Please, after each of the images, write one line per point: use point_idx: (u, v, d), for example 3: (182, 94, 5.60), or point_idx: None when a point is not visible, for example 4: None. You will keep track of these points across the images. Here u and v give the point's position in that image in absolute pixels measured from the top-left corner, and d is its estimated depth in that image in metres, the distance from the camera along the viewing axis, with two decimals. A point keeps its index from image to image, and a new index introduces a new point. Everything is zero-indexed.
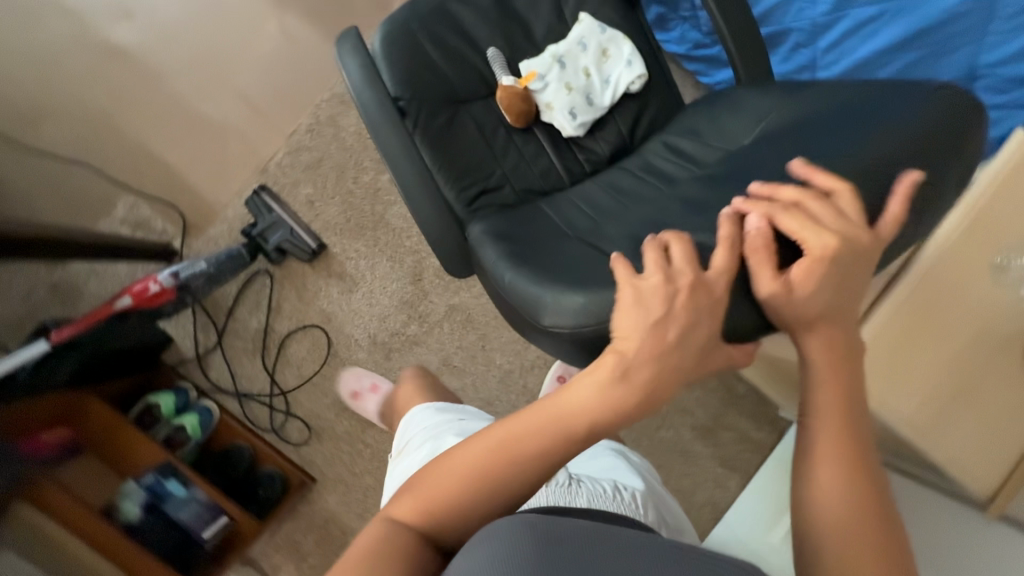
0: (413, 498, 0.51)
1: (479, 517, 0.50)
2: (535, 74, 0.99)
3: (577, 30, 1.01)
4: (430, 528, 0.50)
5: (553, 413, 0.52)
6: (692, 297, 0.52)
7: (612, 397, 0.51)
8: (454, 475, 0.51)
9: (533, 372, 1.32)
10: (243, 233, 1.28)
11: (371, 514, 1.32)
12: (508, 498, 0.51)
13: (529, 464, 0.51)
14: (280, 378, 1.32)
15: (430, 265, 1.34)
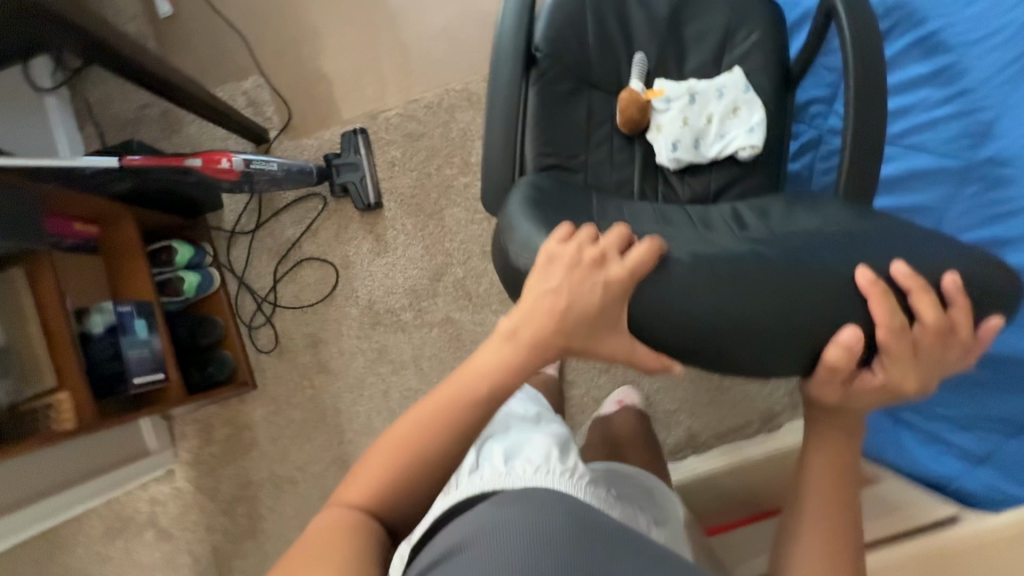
0: (361, 480, 0.58)
1: (415, 490, 0.58)
2: (664, 94, 0.98)
3: (724, 77, 0.99)
4: (378, 503, 0.57)
5: (472, 383, 0.59)
6: (585, 275, 0.58)
7: (509, 355, 0.59)
8: (394, 451, 0.58)
9: None
10: (325, 156, 1.40)
11: (281, 442, 1.42)
12: (438, 468, 0.58)
13: (447, 431, 0.58)
14: (280, 289, 1.42)
15: (453, 273, 1.39)
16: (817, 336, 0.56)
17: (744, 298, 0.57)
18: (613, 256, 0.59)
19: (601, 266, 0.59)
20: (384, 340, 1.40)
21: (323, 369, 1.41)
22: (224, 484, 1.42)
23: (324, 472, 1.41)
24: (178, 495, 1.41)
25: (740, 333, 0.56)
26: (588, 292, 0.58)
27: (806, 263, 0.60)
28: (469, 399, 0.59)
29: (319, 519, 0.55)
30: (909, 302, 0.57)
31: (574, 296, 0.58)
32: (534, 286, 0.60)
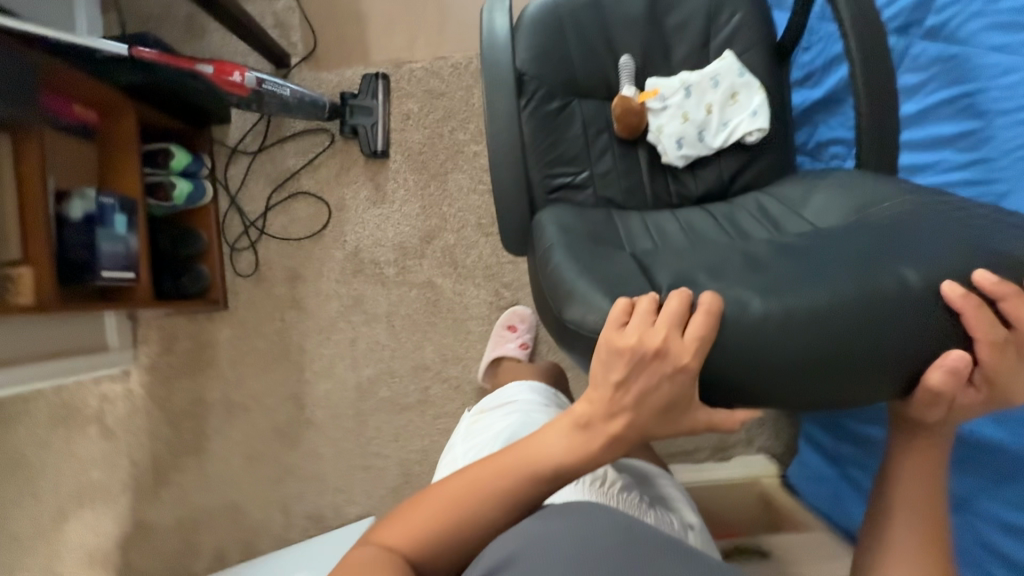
0: (400, 529, 0.57)
1: (459, 545, 0.57)
2: (659, 93, 0.95)
3: (715, 64, 0.96)
4: (417, 558, 0.56)
5: (530, 455, 0.59)
6: (651, 368, 0.54)
7: (575, 444, 0.58)
8: (440, 505, 0.58)
9: (440, 384, 1.38)
10: (341, 94, 1.37)
11: (240, 368, 1.42)
12: (488, 531, 0.58)
13: (495, 501, 0.58)
14: (270, 217, 1.40)
15: (443, 238, 1.38)
16: (917, 363, 0.56)
17: (831, 337, 0.56)
18: (680, 338, 0.55)
19: (667, 355, 0.54)
20: (362, 290, 1.39)
21: (297, 305, 1.40)
22: (177, 396, 1.42)
23: (277, 406, 1.41)
24: (130, 397, 1.42)
25: (834, 374, 0.56)
26: (664, 387, 0.55)
27: (878, 287, 0.57)
28: (527, 470, 0.58)
29: (349, 556, 0.56)
30: (1002, 312, 0.55)
31: (645, 390, 0.55)
32: (598, 378, 0.57)
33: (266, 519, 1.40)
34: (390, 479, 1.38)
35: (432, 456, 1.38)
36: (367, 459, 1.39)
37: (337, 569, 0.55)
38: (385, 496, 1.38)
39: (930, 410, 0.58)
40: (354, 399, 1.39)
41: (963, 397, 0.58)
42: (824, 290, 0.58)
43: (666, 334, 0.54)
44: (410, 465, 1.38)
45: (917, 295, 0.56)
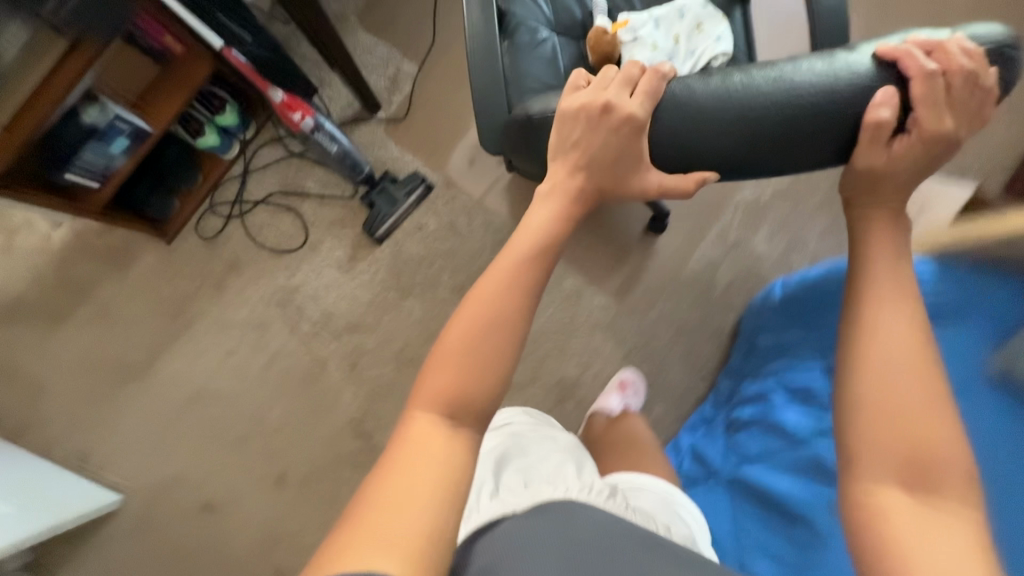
0: (443, 378, 0.58)
1: (487, 377, 0.59)
2: (629, 25, 1.08)
3: (680, 1, 1.13)
4: (455, 403, 0.57)
5: (533, 239, 0.65)
6: (614, 121, 0.66)
7: (564, 210, 0.68)
8: (479, 316, 0.60)
9: (261, 441, 1.41)
10: (385, 171, 1.42)
11: (137, 293, 1.45)
12: (505, 331, 0.60)
13: (511, 292, 0.62)
14: (257, 208, 1.45)
15: (362, 336, 1.41)
16: (851, 116, 0.63)
17: (763, 104, 0.64)
18: (632, 96, 0.66)
19: (615, 109, 0.66)
20: (271, 321, 1.43)
21: (217, 287, 1.45)
22: (79, 270, 1.47)
23: (138, 345, 1.45)
24: (43, 242, 1.47)
25: (775, 145, 0.65)
26: (614, 141, 0.66)
27: (817, 59, 0.65)
28: (531, 249, 0.65)
29: (404, 432, 0.55)
30: (934, 59, 0.62)
31: (589, 141, 0.67)
32: (558, 150, 0.69)
33: (52, 415, 1.43)
34: (161, 478, 1.41)
35: (204, 491, 1.41)
36: (160, 445, 1.42)
37: (387, 456, 0.54)
38: (146, 488, 1.41)
39: (872, 164, 0.64)
40: (195, 394, 1.44)
41: (896, 146, 0.63)
42: (763, 72, 0.65)
43: (624, 97, 0.66)
44: (185, 479, 1.41)
45: (863, 63, 0.63)
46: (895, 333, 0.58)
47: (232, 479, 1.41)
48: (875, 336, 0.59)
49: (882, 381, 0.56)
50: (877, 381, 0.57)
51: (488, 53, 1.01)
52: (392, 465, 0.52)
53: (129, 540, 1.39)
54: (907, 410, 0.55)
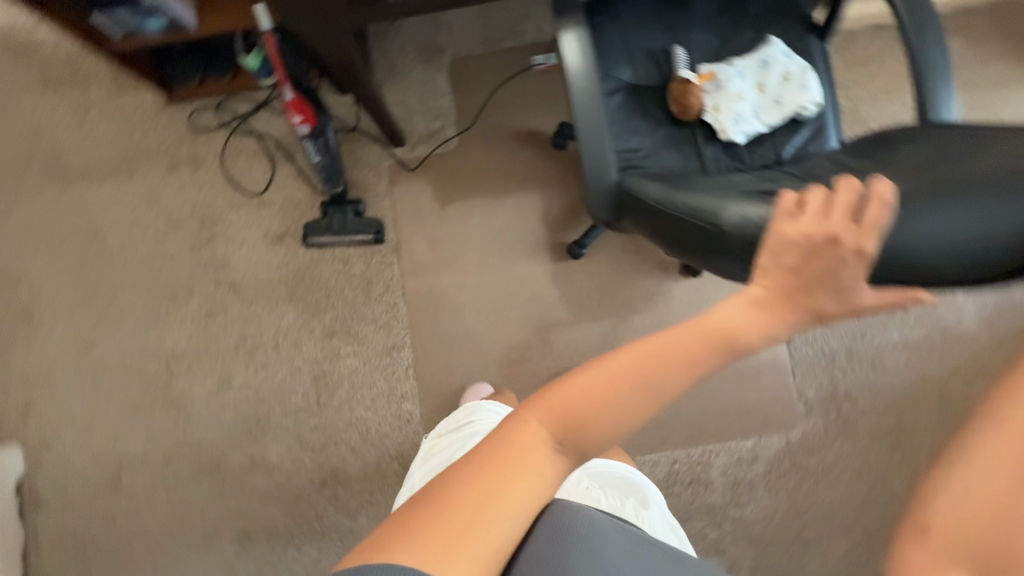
0: (545, 408, 0.49)
1: (609, 423, 0.48)
2: (712, 76, 0.94)
3: (763, 48, 0.95)
4: (562, 431, 0.48)
5: (719, 327, 0.50)
6: (841, 265, 0.49)
7: (781, 319, 0.51)
8: (617, 374, 0.49)
9: (101, 307, 1.48)
10: (356, 199, 1.44)
11: (115, 120, 1.52)
12: (654, 400, 0.49)
13: (676, 368, 0.49)
14: (250, 138, 1.49)
15: (234, 300, 1.46)
16: None
17: (1000, 241, 0.57)
18: (854, 228, 0.50)
19: (844, 243, 0.49)
20: (184, 229, 1.48)
21: (173, 166, 1.50)
22: (93, 66, 1.53)
23: (84, 157, 1.52)
24: None
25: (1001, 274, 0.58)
26: (848, 276, 0.49)
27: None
28: (716, 339, 0.50)
29: (507, 433, 0.48)
30: None
31: (822, 276, 0.49)
32: (768, 266, 0.51)
33: None
34: (12, 264, 1.49)
35: (29, 303, 1.48)
36: (30, 241, 1.50)
37: (480, 448, 0.48)
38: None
39: None
40: (85, 227, 1.50)
41: None
42: (986, 196, 0.58)
43: (842, 220, 0.50)
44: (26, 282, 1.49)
45: None
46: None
47: (55, 313, 1.48)
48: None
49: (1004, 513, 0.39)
50: (980, 493, 0.40)
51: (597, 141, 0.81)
52: (489, 469, 0.46)
53: None
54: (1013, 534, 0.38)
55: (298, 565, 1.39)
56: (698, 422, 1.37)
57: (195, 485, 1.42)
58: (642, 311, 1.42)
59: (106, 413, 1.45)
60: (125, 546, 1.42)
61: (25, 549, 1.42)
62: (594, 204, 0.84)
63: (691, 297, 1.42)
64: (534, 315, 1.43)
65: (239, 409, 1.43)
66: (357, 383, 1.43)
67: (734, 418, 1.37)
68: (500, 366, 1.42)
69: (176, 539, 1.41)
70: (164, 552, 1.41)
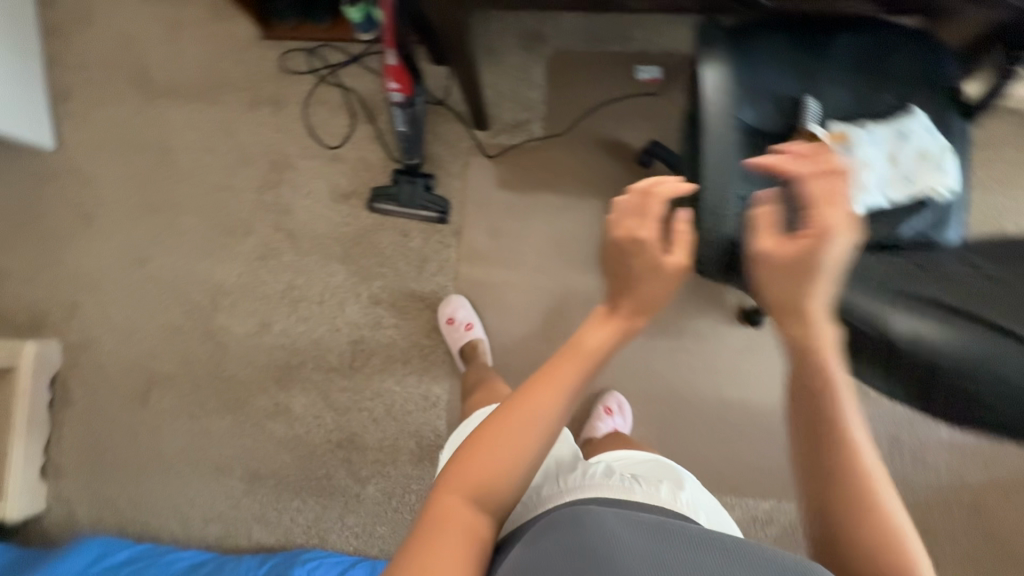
0: (458, 476, 0.54)
1: (518, 471, 0.55)
2: (845, 138, 0.88)
3: (903, 118, 0.88)
4: (480, 492, 0.54)
5: (572, 361, 0.59)
6: (644, 264, 0.60)
7: (614, 326, 0.61)
8: (519, 421, 0.56)
9: (158, 227, 1.48)
10: (428, 174, 1.42)
11: (205, 43, 1.49)
12: (547, 435, 0.57)
13: (547, 403, 0.57)
14: (336, 90, 1.46)
15: (288, 249, 1.46)
16: None
17: None
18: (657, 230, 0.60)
19: (643, 245, 0.60)
20: (254, 168, 1.48)
21: (254, 103, 1.48)
22: None
23: (168, 74, 1.50)
24: None
25: None
26: (659, 269, 0.59)
27: None
28: (577, 372, 0.59)
29: (433, 518, 0.52)
30: None
31: (637, 276, 0.60)
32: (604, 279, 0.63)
33: (77, 44, 1.52)
34: (83, 166, 1.50)
35: (92, 208, 1.49)
36: (102, 148, 1.50)
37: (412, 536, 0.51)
38: (66, 163, 1.50)
39: None
40: (158, 145, 1.49)
41: None
42: None
43: (636, 226, 0.60)
44: (91, 187, 1.50)
45: None
46: (870, 469, 0.49)
47: (113, 224, 1.49)
48: (863, 503, 0.48)
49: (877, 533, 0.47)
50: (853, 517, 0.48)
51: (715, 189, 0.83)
52: (431, 545, 0.49)
53: (23, 181, 1.51)
54: (875, 556, 0.47)
55: (299, 519, 1.42)
56: (721, 473, 1.34)
57: (217, 419, 1.45)
58: (689, 349, 1.39)
59: (145, 331, 1.47)
60: (141, 461, 1.46)
61: (48, 444, 1.47)
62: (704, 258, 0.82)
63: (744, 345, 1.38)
64: (580, 329, 1.40)
65: (273, 356, 1.45)
66: (392, 357, 1.43)
67: (757, 475, 1.34)
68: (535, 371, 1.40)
69: (189, 467, 1.45)
70: (177, 476, 1.45)
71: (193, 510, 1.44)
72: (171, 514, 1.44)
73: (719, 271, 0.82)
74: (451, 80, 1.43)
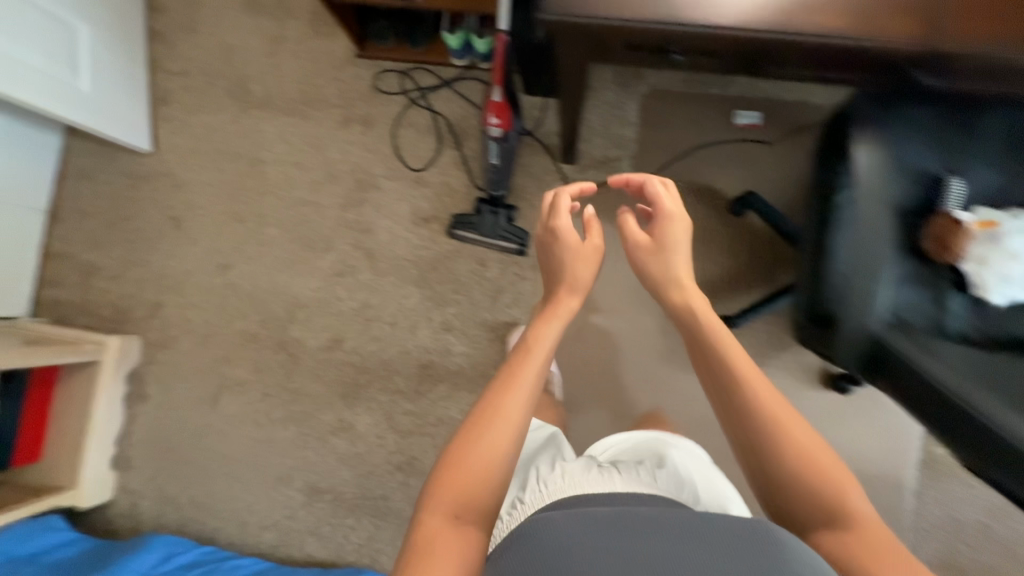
0: (442, 491, 0.62)
1: (491, 470, 0.63)
2: (998, 225, 0.83)
3: None
4: (463, 505, 0.61)
5: (524, 358, 0.71)
6: (574, 268, 0.80)
7: (559, 315, 0.76)
8: (487, 416, 0.66)
9: (244, 235, 1.52)
10: (511, 205, 1.40)
11: (304, 60, 1.52)
12: (513, 427, 0.66)
13: (510, 402, 0.66)
14: (425, 114, 1.46)
15: (365, 268, 1.47)
16: None
17: None
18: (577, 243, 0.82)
19: (569, 251, 0.81)
20: (338, 185, 1.50)
21: (345, 121, 1.50)
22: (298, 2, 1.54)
23: (265, 87, 1.54)
24: None
25: None
26: (584, 266, 0.81)
27: None
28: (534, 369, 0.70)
29: (426, 540, 0.59)
30: None
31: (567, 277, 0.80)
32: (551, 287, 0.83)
33: (180, 50, 1.58)
34: (175, 170, 1.57)
35: (184, 211, 1.55)
36: (198, 155, 1.56)
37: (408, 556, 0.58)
38: (164, 167, 1.57)
39: None
40: (250, 155, 1.54)
41: None
42: None
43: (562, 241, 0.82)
44: (185, 192, 1.56)
45: None
46: (774, 415, 0.63)
47: (202, 229, 1.54)
48: (776, 456, 0.61)
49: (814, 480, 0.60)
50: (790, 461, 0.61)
51: (864, 278, 0.77)
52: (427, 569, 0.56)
53: (125, 181, 1.59)
54: (817, 501, 0.59)
55: (353, 537, 1.42)
56: None
57: (282, 429, 1.47)
58: None
59: (223, 335, 1.52)
60: (206, 462, 1.49)
61: (121, 436, 1.52)
62: (845, 347, 0.79)
63: (826, 411, 1.32)
64: (650, 375, 1.38)
65: (342, 373, 1.46)
66: (458, 385, 1.42)
67: None
68: (601, 414, 1.38)
69: (252, 473, 1.47)
70: (239, 482, 1.48)
71: (252, 516, 1.46)
72: (231, 518, 1.47)
73: (853, 361, 0.80)
74: (542, 113, 1.41)
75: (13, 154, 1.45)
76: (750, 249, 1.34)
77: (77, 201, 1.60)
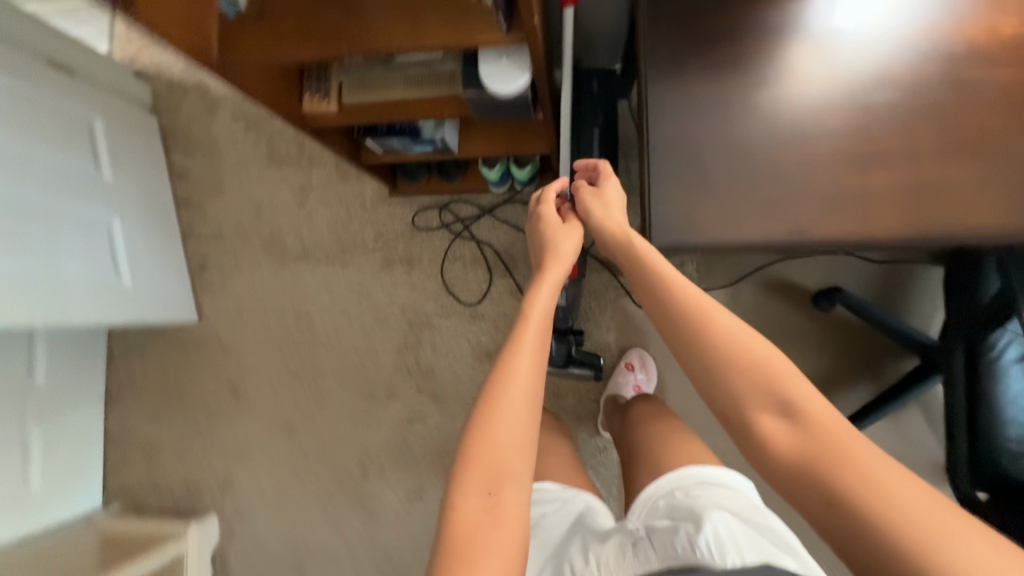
0: (475, 469, 0.54)
1: (521, 435, 0.56)
2: None
3: None
4: (495, 479, 0.54)
5: (527, 318, 0.64)
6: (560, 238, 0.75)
7: (554, 281, 0.69)
8: (505, 385, 0.58)
9: (304, 395, 1.48)
10: (579, 330, 1.32)
11: (336, 206, 1.48)
12: (534, 394, 0.58)
13: (526, 363, 0.59)
14: (470, 244, 1.41)
15: (434, 413, 1.41)
16: None
17: None
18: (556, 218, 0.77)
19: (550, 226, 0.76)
20: (391, 330, 1.44)
21: (387, 262, 1.45)
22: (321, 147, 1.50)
23: (302, 239, 1.50)
24: None
25: None
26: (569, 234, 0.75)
27: None
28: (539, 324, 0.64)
29: (461, 529, 0.51)
30: None
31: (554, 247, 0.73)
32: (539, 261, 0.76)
33: (210, 212, 1.56)
34: (223, 335, 1.53)
35: (240, 377, 1.51)
36: (244, 317, 1.52)
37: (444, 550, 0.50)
38: (212, 333, 1.54)
39: None
40: (297, 311, 1.49)
41: None
42: None
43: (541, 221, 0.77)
44: (237, 356, 1.52)
45: None
46: (735, 334, 0.59)
47: (260, 392, 1.50)
48: (746, 378, 0.57)
49: (792, 406, 0.54)
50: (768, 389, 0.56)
51: None
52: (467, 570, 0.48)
53: (174, 351, 1.55)
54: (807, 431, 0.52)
55: None
56: None
57: None
58: None
59: (298, 500, 1.46)
60: None
61: None
62: None
63: None
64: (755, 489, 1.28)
65: (427, 526, 1.40)
66: None
67: None
68: None
69: None
70: None
71: None
72: None
73: None
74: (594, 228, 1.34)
75: (63, 347, 1.42)
76: (843, 342, 1.24)
77: (131, 378, 1.58)
